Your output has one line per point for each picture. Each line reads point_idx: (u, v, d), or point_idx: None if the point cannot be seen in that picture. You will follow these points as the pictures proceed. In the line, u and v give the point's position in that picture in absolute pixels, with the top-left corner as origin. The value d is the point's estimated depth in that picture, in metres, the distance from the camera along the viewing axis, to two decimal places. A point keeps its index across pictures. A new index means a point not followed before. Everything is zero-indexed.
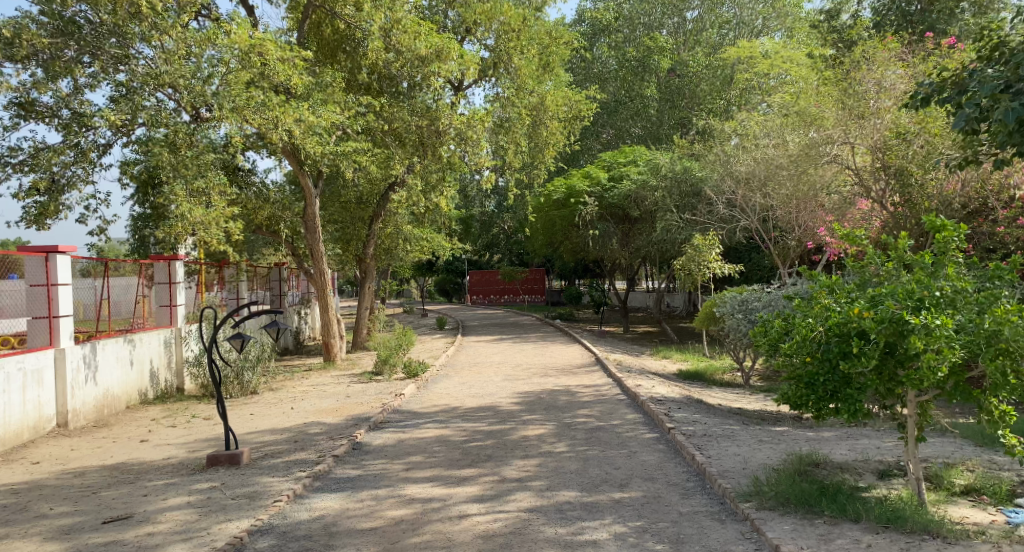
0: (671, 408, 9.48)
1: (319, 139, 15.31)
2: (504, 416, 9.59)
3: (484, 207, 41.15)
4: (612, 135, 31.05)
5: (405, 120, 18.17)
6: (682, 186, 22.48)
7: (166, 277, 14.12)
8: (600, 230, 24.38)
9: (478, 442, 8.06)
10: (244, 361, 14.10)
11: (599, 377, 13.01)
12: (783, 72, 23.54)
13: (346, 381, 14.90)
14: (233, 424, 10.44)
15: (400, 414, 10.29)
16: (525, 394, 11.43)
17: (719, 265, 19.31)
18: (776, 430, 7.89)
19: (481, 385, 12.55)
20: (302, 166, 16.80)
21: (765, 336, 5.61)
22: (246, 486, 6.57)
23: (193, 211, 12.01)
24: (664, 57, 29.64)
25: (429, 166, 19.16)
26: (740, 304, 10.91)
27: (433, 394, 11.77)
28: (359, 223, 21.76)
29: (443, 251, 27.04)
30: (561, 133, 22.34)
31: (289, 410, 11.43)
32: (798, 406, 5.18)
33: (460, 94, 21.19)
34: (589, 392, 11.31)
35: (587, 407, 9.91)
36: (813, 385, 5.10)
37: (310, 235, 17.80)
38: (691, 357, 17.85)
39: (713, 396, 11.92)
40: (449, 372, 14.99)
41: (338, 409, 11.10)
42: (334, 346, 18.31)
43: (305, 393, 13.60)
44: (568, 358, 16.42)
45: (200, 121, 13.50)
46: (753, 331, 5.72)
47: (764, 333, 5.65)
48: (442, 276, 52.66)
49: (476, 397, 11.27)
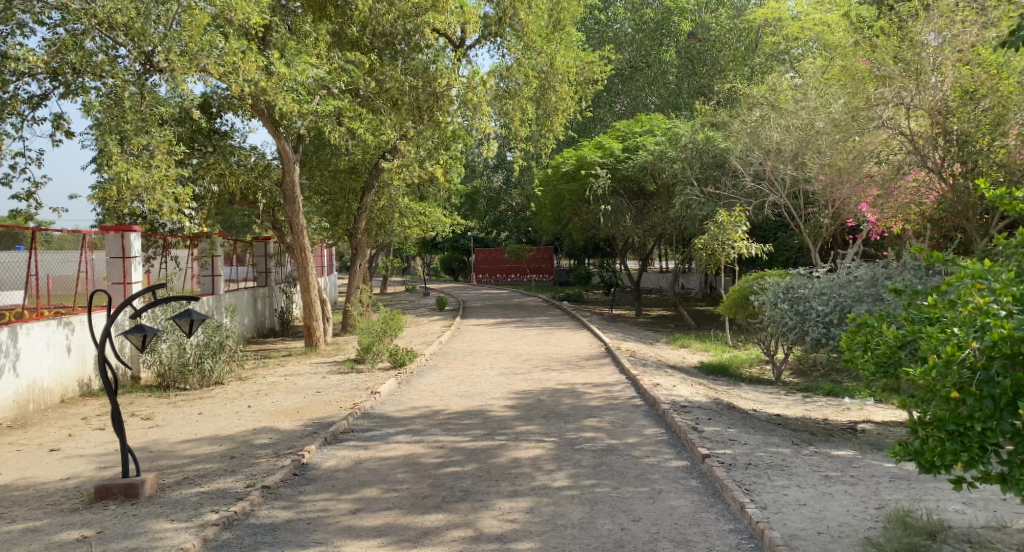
0: (701, 422, 7.68)
1: (295, 97, 13.62)
2: (494, 427, 7.80)
3: (491, 182, 39.56)
4: (627, 105, 29.17)
5: (399, 81, 16.38)
6: (704, 157, 20.51)
7: (118, 250, 12.41)
8: (612, 205, 22.53)
9: (454, 467, 6.26)
10: (203, 349, 12.38)
11: (609, 373, 11.21)
12: (817, 36, 21.71)
13: (324, 370, 13.17)
14: (170, 430, 8.73)
15: (369, 420, 8.51)
16: (522, 395, 9.63)
17: (744, 245, 17.50)
18: (844, 458, 6.05)
19: (472, 381, 10.77)
20: (279, 128, 15.01)
21: (871, 353, 4.18)
22: (127, 538, 4.82)
23: (132, 172, 10.28)
24: (685, 19, 27.89)
25: (425, 133, 17.32)
26: (783, 288, 8.93)
27: (414, 393, 9.99)
28: (349, 194, 19.99)
29: (444, 228, 25.25)
30: (572, 99, 20.17)
31: (243, 410, 9.70)
32: (934, 467, 3.64)
33: (462, 53, 19.37)
34: (598, 394, 9.50)
35: (596, 416, 8.10)
36: (963, 436, 3.58)
37: (290, 205, 15.97)
38: (714, 347, 16.04)
39: (744, 399, 10.10)
40: (439, 362, 13.21)
41: (299, 411, 9.36)
42: (317, 329, 16.45)
43: (273, 385, 11.87)
44: (576, 347, 14.62)
45: (152, 70, 11.74)
46: (853, 342, 4.29)
47: (868, 346, 4.22)
48: (448, 253, 50.98)
49: (465, 398, 9.48)
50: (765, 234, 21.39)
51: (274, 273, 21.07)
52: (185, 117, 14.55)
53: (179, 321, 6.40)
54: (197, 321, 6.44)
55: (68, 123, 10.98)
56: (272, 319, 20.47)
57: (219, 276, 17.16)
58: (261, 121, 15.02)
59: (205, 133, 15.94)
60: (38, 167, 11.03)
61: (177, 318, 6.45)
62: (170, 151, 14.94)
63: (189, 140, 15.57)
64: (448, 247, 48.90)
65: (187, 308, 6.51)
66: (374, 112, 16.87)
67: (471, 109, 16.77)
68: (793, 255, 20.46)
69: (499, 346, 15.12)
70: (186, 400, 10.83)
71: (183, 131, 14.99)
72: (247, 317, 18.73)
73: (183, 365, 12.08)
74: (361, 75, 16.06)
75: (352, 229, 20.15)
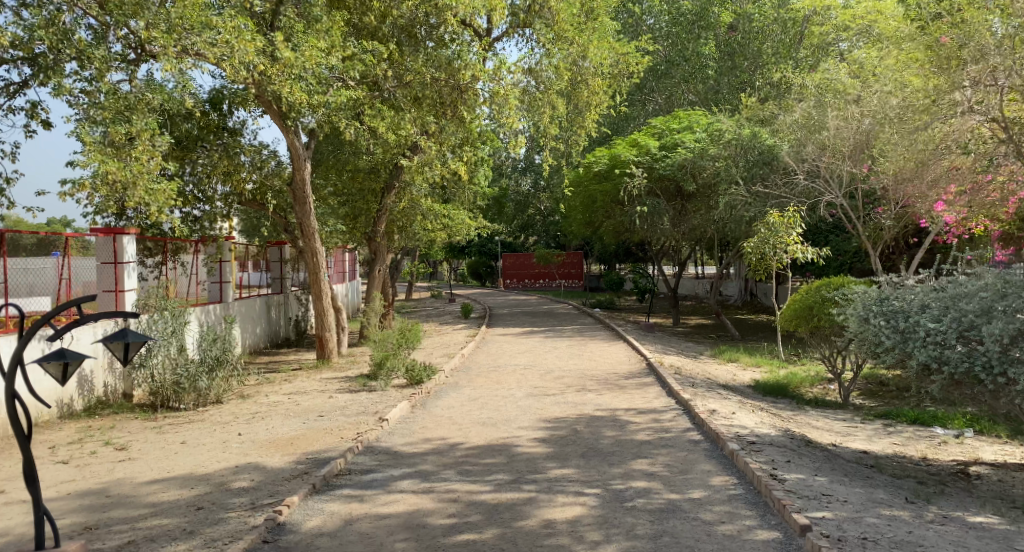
0: (782, 470, 6.13)
1: (305, 87, 12.38)
2: (521, 470, 6.38)
3: (519, 185, 38.30)
4: (662, 101, 27.78)
5: (420, 72, 15.12)
6: (750, 153, 19.11)
7: (110, 256, 11.11)
8: (649, 205, 20.82)
9: (470, 535, 4.83)
10: (198, 366, 10.80)
11: (655, 397, 9.70)
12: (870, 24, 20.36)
13: (333, 387, 11.80)
14: (141, 461, 7.35)
15: (372, 457, 7.12)
16: (554, 425, 8.19)
17: (800, 249, 15.91)
18: (994, 531, 4.53)
19: (496, 405, 9.37)
20: (286, 121, 13.56)
21: None
22: None
23: (113, 168, 8.95)
24: (725, 9, 26.85)
25: (450, 130, 16.12)
26: (878, 299, 7.24)
27: (429, 420, 8.59)
28: (369, 195, 18.52)
29: (469, 231, 23.88)
30: (606, 93, 18.66)
31: (231, 437, 8.29)
32: None
33: (489, 42, 18.10)
34: (644, 425, 8.02)
35: (647, 458, 6.63)
36: None
37: (300, 206, 14.44)
38: (766, 363, 14.47)
39: (819, 433, 8.56)
40: (461, 380, 11.80)
41: (294, 442, 7.96)
42: (329, 341, 14.96)
43: (274, 405, 10.53)
44: (613, 363, 13.13)
45: (142, 55, 10.48)
46: None
47: None
48: (475, 258, 49.70)
49: (489, 428, 8.08)
50: (816, 237, 19.90)
51: (289, 278, 19.81)
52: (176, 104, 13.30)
53: (111, 345, 5.17)
54: (134, 345, 5.22)
55: (44, 111, 9.64)
56: (287, 328, 19.23)
57: (227, 282, 15.89)
58: (268, 113, 13.65)
59: (210, 128, 14.59)
60: (10, 161, 9.76)
61: (107, 343, 5.21)
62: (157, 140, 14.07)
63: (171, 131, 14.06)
64: (475, 251, 47.65)
65: (122, 328, 5.28)
66: (392, 107, 15.54)
67: (497, 103, 15.47)
68: (848, 261, 18.93)
69: (528, 360, 13.70)
70: (173, 423, 9.41)
71: (168, 123, 13.64)
72: (260, 326, 17.55)
73: (176, 383, 10.57)
74: (379, 65, 14.75)
75: (371, 233, 18.75)
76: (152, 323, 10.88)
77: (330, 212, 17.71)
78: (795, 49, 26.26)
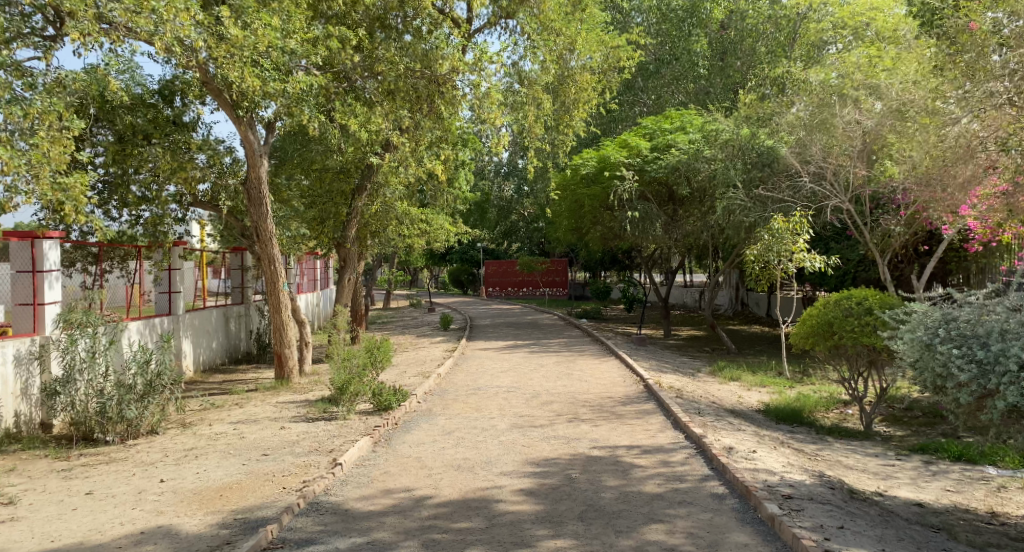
0: (841, 544, 4.75)
1: (258, 72, 10.91)
2: (504, 541, 4.98)
3: (502, 191, 37.11)
4: (651, 102, 26.45)
5: (393, 62, 13.68)
6: (748, 155, 17.89)
7: (28, 263, 9.50)
8: (640, 210, 19.49)
9: None
10: (123, 391, 9.11)
11: (660, 431, 8.30)
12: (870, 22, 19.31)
13: (289, 415, 10.28)
14: (23, 523, 5.80)
15: (317, 518, 5.67)
16: (543, 469, 6.79)
17: (807, 257, 14.66)
18: None
19: (474, 440, 7.96)
20: (238, 112, 11.92)
21: None
22: None
23: (15, 157, 7.39)
24: (718, 6, 25.74)
25: (427, 127, 14.74)
26: (944, 322, 5.92)
27: (392, 463, 7.15)
28: (339, 197, 17.14)
29: (448, 236, 22.44)
30: (595, 89, 17.32)
31: (150, 484, 6.75)
32: None
33: (469, 33, 16.75)
34: (653, 471, 6.64)
35: (662, 523, 5.26)
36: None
37: (255, 207, 12.76)
38: (773, 384, 13.18)
39: (855, 476, 7.23)
40: (435, 405, 10.36)
41: (225, 493, 6.45)
42: (289, 358, 13.42)
43: (215, 438, 8.98)
44: (606, 384, 11.74)
45: (58, 25, 9.01)
46: None
47: None
48: (456, 264, 48.25)
49: (465, 475, 6.67)
50: (817, 245, 18.81)
51: (251, 287, 18.31)
52: (108, 86, 11.78)
53: None
54: None
55: None
56: (248, 342, 17.69)
57: (178, 292, 14.30)
58: (217, 102, 11.98)
59: (158, 123, 13.04)
60: None
61: None
62: (96, 137, 12.85)
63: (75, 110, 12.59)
64: (456, 258, 46.23)
65: None
66: (362, 101, 14.15)
67: (479, 98, 14.13)
68: (852, 270, 17.93)
69: (511, 380, 12.29)
70: (89, 462, 7.80)
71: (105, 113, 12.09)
72: (217, 340, 16.09)
73: (100, 413, 8.95)
74: (347, 53, 13.33)
75: (340, 238, 17.20)
76: (69, 347, 9.11)
77: (294, 214, 16.11)
78: (789, 48, 25.13)
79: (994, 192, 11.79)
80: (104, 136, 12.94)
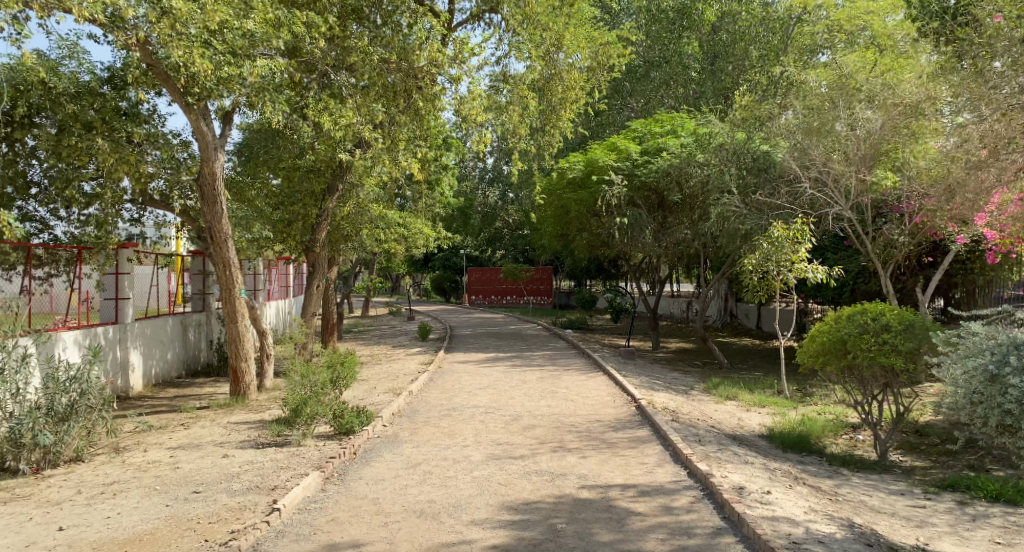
0: None
1: (210, 55, 9.78)
2: None
3: (487, 197, 36.03)
4: (640, 107, 25.71)
5: (366, 52, 12.52)
6: (743, 159, 16.90)
7: None
8: (629, 216, 18.45)
9: None
10: (39, 413, 7.87)
11: (659, 467, 7.18)
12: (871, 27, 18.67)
13: (236, 439, 9.09)
14: None
15: None
16: (523, 517, 5.70)
17: (808, 268, 13.66)
18: None
19: (443, 477, 6.84)
20: (189, 101, 10.73)
21: None
22: None
23: None
24: (710, 7, 24.88)
25: (408, 127, 13.60)
26: (1012, 346, 6.26)
27: (344, 506, 6.03)
28: (308, 199, 15.34)
29: (427, 242, 21.32)
30: (585, 86, 16.29)
31: (45, 534, 5.58)
32: None
33: (451, 27, 15.69)
34: (653, 521, 5.56)
35: None
36: None
37: (209, 206, 11.54)
38: (774, 405, 12.14)
39: (888, 524, 6.18)
40: (402, 429, 9.23)
41: (132, 547, 5.29)
42: (245, 374, 12.22)
43: (145, 468, 7.80)
44: (593, 405, 10.63)
45: None
46: None
47: None
48: (438, 272, 47.02)
49: (428, 524, 5.56)
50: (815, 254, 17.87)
51: (213, 292, 17.08)
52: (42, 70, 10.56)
53: None
54: None
55: None
56: (208, 353, 16.44)
57: (126, 298, 13.03)
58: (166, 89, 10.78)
59: (110, 112, 11.89)
60: None
61: None
62: (41, 124, 11.76)
63: (15, 97, 11.44)
64: (439, 265, 44.98)
65: None
66: (333, 96, 13.04)
67: (459, 91, 13.06)
68: (851, 281, 16.97)
69: (490, 399, 11.17)
70: None
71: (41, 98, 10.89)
72: (172, 350, 14.85)
73: (10, 439, 7.69)
74: (314, 41, 12.19)
75: (308, 243, 16.02)
76: None
77: (257, 215, 14.88)
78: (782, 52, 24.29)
79: (1010, 200, 11.10)
80: (47, 127, 11.80)
